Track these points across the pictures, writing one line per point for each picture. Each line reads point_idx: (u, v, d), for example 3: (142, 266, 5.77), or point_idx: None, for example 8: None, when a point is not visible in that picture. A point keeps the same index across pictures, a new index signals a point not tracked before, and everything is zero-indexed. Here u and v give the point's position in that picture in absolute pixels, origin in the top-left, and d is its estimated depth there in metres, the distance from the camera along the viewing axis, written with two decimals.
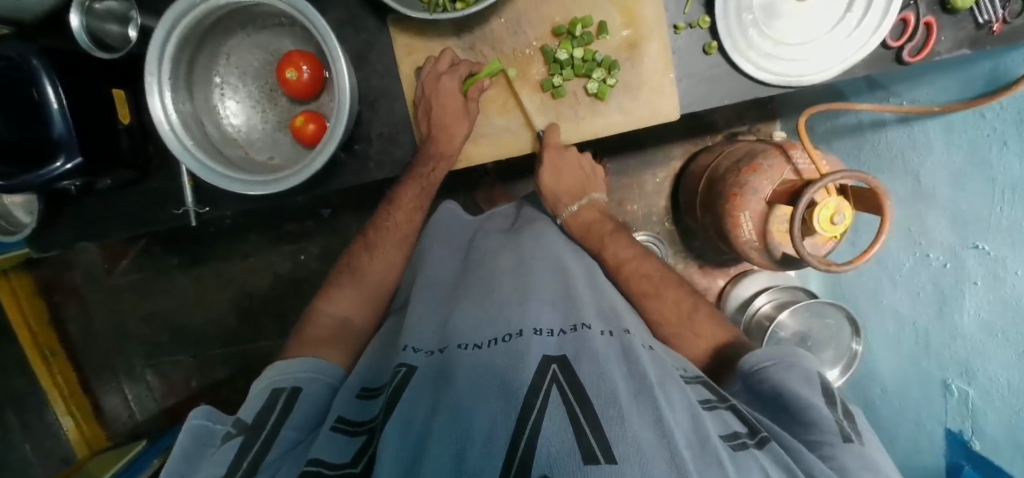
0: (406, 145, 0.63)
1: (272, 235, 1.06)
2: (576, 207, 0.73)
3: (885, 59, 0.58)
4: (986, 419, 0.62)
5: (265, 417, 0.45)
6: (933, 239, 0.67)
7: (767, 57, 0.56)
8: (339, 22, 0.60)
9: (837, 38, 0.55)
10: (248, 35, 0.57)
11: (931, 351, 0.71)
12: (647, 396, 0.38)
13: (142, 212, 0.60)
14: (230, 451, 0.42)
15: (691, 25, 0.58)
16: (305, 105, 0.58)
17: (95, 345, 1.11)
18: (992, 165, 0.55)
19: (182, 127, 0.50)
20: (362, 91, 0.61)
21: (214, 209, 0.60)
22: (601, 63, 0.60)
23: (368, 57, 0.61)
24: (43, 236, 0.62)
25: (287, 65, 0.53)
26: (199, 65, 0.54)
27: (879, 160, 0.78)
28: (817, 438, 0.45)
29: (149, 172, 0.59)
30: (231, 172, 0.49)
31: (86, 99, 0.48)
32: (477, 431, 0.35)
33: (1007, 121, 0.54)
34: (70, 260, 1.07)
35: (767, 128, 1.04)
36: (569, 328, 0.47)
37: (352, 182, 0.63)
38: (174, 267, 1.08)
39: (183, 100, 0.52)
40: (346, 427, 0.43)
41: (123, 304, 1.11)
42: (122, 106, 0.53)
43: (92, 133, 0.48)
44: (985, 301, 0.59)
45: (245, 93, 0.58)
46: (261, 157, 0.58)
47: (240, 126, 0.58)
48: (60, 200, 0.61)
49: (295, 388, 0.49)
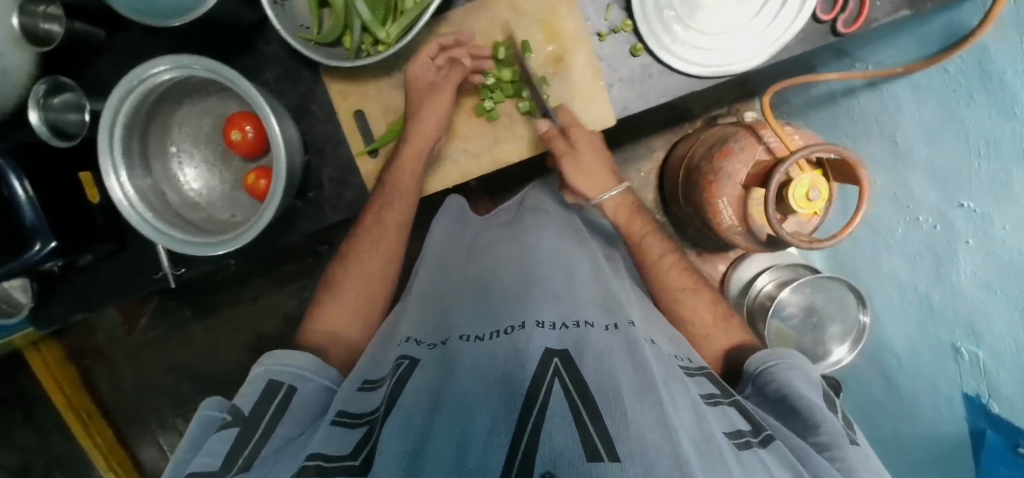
0: (358, 186, 0.65)
1: (275, 277, 1.10)
2: (614, 191, 0.67)
3: (820, 33, 0.56)
4: (999, 380, 0.60)
5: (262, 412, 0.45)
6: (919, 201, 0.65)
7: (693, 50, 0.57)
8: (277, 77, 0.62)
9: (761, 25, 0.56)
10: (194, 103, 0.60)
11: (936, 316, 0.68)
12: (652, 395, 0.37)
13: (124, 281, 0.65)
14: (224, 442, 0.41)
15: (614, 30, 0.58)
16: (257, 161, 0.62)
17: (125, 402, 1.17)
18: (963, 118, 0.54)
19: (141, 201, 0.53)
20: (308, 139, 0.64)
21: (188, 269, 0.64)
22: (529, 82, 0.62)
23: (309, 108, 0.63)
24: (44, 310, 0.67)
25: (232, 127, 0.57)
26: (152, 138, 0.57)
27: (854, 129, 0.76)
28: (824, 439, 0.44)
29: (126, 243, 0.64)
30: (187, 236, 0.51)
31: (53, 189, 0.51)
32: (478, 429, 0.34)
33: (969, 77, 0.53)
34: (91, 325, 1.14)
35: (746, 107, 1.02)
36: (571, 324, 0.47)
37: (312, 227, 0.65)
38: (187, 319, 1.13)
39: (140, 177, 0.55)
40: (346, 419, 0.42)
41: (145, 360, 1.16)
42: (90, 187, 0.57)
43: (62, 215, 0.52)
44: (979, 261, 0.57)
45: (200, 158, 0.61)
46: (223, 216, 0.61)
47: (200, 190, 0.61)
48: (51, 280, 0.66)
49: (291, 387, 0.48)
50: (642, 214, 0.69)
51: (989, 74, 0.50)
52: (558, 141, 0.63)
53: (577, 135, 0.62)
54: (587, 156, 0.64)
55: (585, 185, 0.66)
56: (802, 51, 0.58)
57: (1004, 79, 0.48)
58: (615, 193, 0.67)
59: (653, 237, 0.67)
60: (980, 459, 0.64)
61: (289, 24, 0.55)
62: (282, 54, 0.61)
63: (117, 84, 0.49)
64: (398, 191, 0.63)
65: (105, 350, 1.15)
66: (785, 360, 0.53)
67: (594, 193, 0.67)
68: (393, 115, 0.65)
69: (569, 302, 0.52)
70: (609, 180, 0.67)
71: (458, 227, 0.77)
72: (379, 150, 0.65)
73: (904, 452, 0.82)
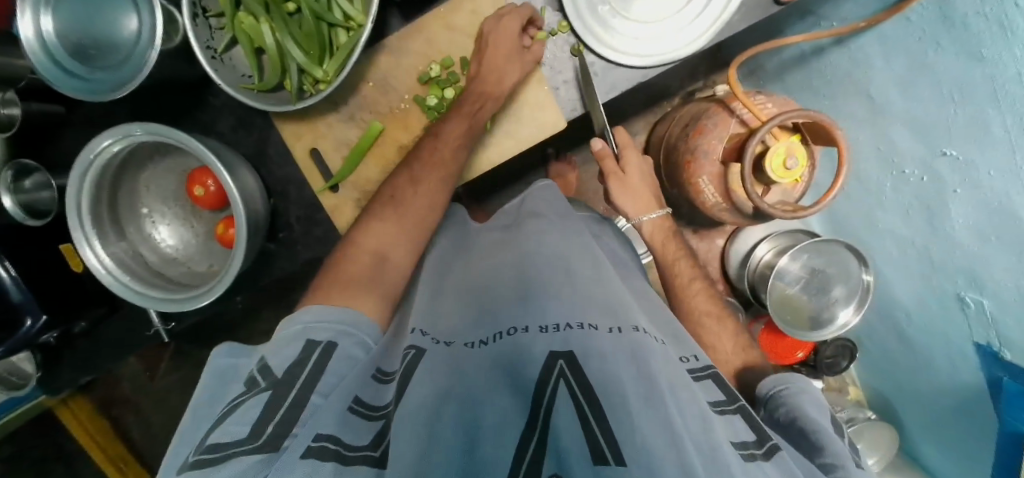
0: (325, 221, 0.67)
1: (283, 309, 1.12)
2: (657, 213, 0.71)
3: (762, 5, 0.56)
4: (1006, 327, 0.58)
5: (297, 372, 0.39)
6: (903, 155, 0.64)
7: (634, 42, 0.58)
8: (232, 127, 0.65)
9: (695, 10, 0.57)
10: (157, 164, 0.62)
11: (937, 268, 0.67)
12: (657, 398, 0.34)
13: (123, 339, 0.69)
14: (257, 405, 0.34)
15: (552, 33, 0.59)
16: (226, 211, 0.64)
17: (156, 445, 1.21)
18: (931, 65, 0.53)
19: (119, 266, 0.55)
20: (269, 184, 0.66)
21: (178, 322, 0.67)
22: None
23: (266, 152, 0.65)
24: (50, 380, 0.71)
25: (194, 183, 0.59)
26: (122, 203, 0.59)
27: (829, 86, 0.73)
28: (830, 460, 0.40)
29: (117, 306, 0.69)
30: (162, 294, 0.53)
31: (32, 263, 0.59)
32: (486, 420, 0.34)
33: (930, 24, 0.52)
34: (115, 376, 1.18)
35: (722, 76, 1.00)
36: (575, 325, 0.43)
37: (289, 266, 0.68)
38: (205, 359, 1.17)
39: (113, 244, 0.57)
40: (363, 408, 0.37)
41: (170, 401, 1.20)
42: (72, 256, 0.64)
43: (45, 290, 0.60)
44: (970, 207, 0.56)
45: (172, 215, 0.63)
46: (201, 267, 0.62)
47: (176, 245, 0.63)
48: (55, 352, 0.71)
49: (330, 344, 0.43)
50: (678, 242, 0.73)
51: (952, 19, 0.49)
52: (610, 161, 0.70)
53: (629, 155, 0.71)
54: (633, 178, 0.71)
55: (631, 203, 0.71)
56: (746, 25, 0.57)
57: (966, 22, 0.47)
58: (655, 216, 0.72)
59: (684, 262, 0.71)
60: (998, 404, 0.63)
61: (231, 77, 0.56)
62: (232, 104, 0.64)
63: (75, 162, 0.51)
64: (404, 186, 0.59)
65: (131, 397, 1.19)
66: (797, 386, 0.51)
67: (636, 212, 0.72)
68: (345, 147, 0.65)
69: (572, 300, 0.49)
70: (653, 203, 0.72)
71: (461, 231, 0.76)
72: (340, 184, 0.65)
73: (928, 408, 0.80)
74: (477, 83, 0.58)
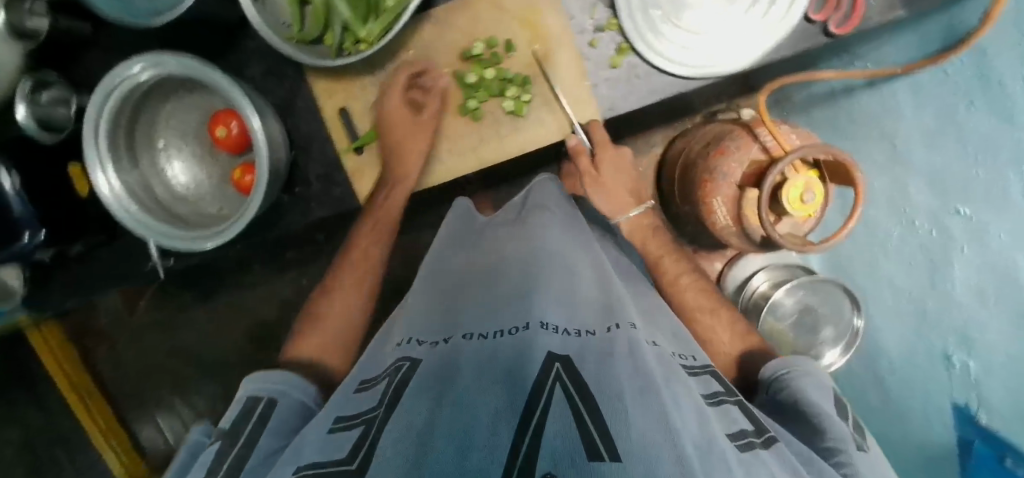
0: (345, 183, 0.66)
1: (275, 265, 1.13)
2: (637, 212, 0.66)
3: (811, 34, 0.56)
4: (990, 390, 0.60)
5: (242, 424, 0.42)
6: (916, 206, 0.65)
7: (681, 51, 0.57)
8: (263, 72, 0.64)
9: (749, 25, 0.55)
10: (180, 99, 0.61)
11: (930, 324, 0.68)
12: (652, 394, 0.35)
13: (122, 268, 0.67)
14: (208, 458, 0.39)
15: (601, 29, 0.59)
16: (244, 156, 0.62)
17: (125, 383, 1.19)
18: (960, 122, 0.56)
19: (128, 196, 0.54)
20: (293, 136, 0.64)
21: (178, 258, 0.67)
22: (513, 81, 0.62)
23: (295, 104, 0.64)
24: (40, 299, 0.70)
25: (217, 124, 0.58)
26: (139, 134, 0.59)
27: (853, 127, 0.73)
28: (830, 444, 0.41)
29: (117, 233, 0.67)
30: (171, 231, 0.52)
31: (37, 182, 0.60)
32: (477, 437, 0.30)
33: (968, 83, 0.55)
34: (94, 307, 1.16)
35: (745, 102, 1.01)
36: (575, 332, 0.45)
37: (301, 222, 0.66)
38: (188, 303, 1.16)
39: (126, 172, 0.55)
40: (342, 424, 0.39)
41: (147, 340, 1.18)
42: (80, 179, 0.63)
43: (52, 209, 0.61)
44: (975, 267, 0.58)
45: (188, 153, 0.62)
46: (211, 209, 0.61)
47: (188, 183, 0.62)
48: (48, 270, 0.69)
49: (272, 400, 0.47)
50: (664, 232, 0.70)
51: (989, 80, 0.52)
52: (583, 157, 0.63)
53: (607, 158, 0.63)
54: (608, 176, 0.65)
55: (607, 205, 0.66)
56: (794, 52, 0.57)
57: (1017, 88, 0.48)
58: (637, 214, 0.67)
59: (669, 258, 0.68)
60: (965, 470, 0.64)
61: (271, 22, 0.55)
62: (267, 50, 0.63)
63: (99, 84, 0.50)
64: (381, 220, 0.66)
65: (107, 331, 1.17)
66: (796, 368, 0.51)
67: (614, 213, 0.66)
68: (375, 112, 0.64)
69: (570, 303, 0.50)
70: (631, 201, 0.66)
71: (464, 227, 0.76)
72: (364, 147, 0.65)
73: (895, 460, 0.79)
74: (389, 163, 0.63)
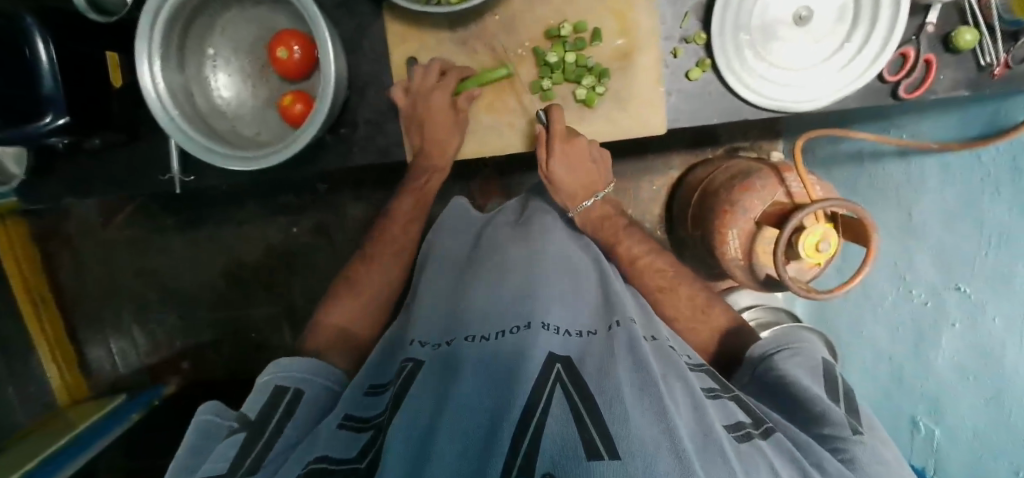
0: (393, 133, 0.63)
1: (269, 206, 1.09)
2: (590, 203, 0.65)
3: (881, 93, 0.58)
4: (949, 460, 0.66)
5: (268, 417, 0.42)
6: (918, 276, 0.67)
7: (759, 79, 0.57)
8: (335, 3, 0.60)
9: (831, 70, 0.56)
10: (244, 9, 0.58)
11: (903, 389, 0.72)
12: (651, 389, 0.35)
13: (131, 177, 0.64)
14: (231, 446, 0.38)
15: (687, 40, 0.59)
16: (294, 84, 0.60)
17: (84, 297, 1.12)
18: (983, 210, 0.56)
19: (170, 97, 0.52)
20: (352, 75, 0.62)
21: (198, 178, 0.63)
22: (591, 70, 0.60)
23: (361, 42, 0.61)
24: (30, 190, 0.66)
25: (278, 44, 0.55)
26: (191, 35, 0.56)
27: (873, 192, 0.77)
28: (828, 431, 0.42)
29: (137, 135, 0.62)
30: (216, 147, 0.51)
31: (72, 61, 0.52)
32: (481, 426, 0.32)
33: (1001, 167, 0.55)
34: (65, 211, 1.08)
35: (769, 145, 1.04)
36: (576, 332, 0.46)
37: (336, 164, 0.64)
38: (169, 228, 1.10)
39: (172, 72, 0.53)
40: (354, 422, 0.41)
41: (117, 257, 1.12)
42: (115, 70, 0.59)
43: (77, 95, 0.53)
44: (961, 346, 0.61)
45: (236, 68, 0.60)
46: (249, 131, 0.60)
47: (229, 100, 0.59)
48: (50, 154, 0.64)
49: (298, 391, 0.48)
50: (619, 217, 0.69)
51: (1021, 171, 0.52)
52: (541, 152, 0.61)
53: (557, 154, 0.60)
54: (564, 172, 0.62)
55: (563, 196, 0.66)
56: (858, 106, 0.59)
57: None
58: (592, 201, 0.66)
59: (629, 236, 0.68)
60: None
61: None
62: None
63: None
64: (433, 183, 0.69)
65: (75, 239, 1.10)
66: (788, 350, 0.51)
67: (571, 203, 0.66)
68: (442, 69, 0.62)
69: (573, 305, 0.51)
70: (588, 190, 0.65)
71: (465, 217, 0.76)
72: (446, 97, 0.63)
73: None
74: (425, 153, 0.63)
